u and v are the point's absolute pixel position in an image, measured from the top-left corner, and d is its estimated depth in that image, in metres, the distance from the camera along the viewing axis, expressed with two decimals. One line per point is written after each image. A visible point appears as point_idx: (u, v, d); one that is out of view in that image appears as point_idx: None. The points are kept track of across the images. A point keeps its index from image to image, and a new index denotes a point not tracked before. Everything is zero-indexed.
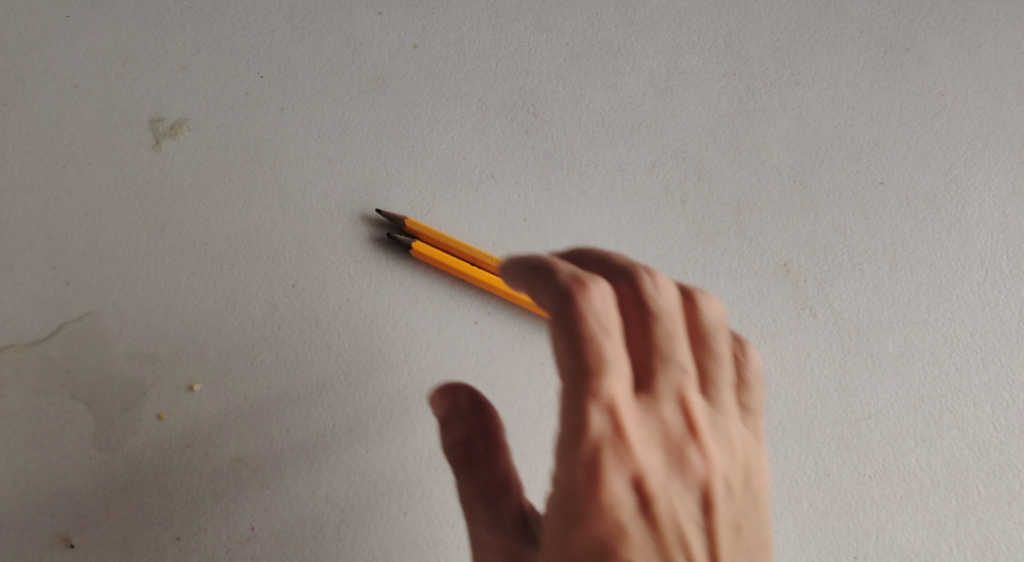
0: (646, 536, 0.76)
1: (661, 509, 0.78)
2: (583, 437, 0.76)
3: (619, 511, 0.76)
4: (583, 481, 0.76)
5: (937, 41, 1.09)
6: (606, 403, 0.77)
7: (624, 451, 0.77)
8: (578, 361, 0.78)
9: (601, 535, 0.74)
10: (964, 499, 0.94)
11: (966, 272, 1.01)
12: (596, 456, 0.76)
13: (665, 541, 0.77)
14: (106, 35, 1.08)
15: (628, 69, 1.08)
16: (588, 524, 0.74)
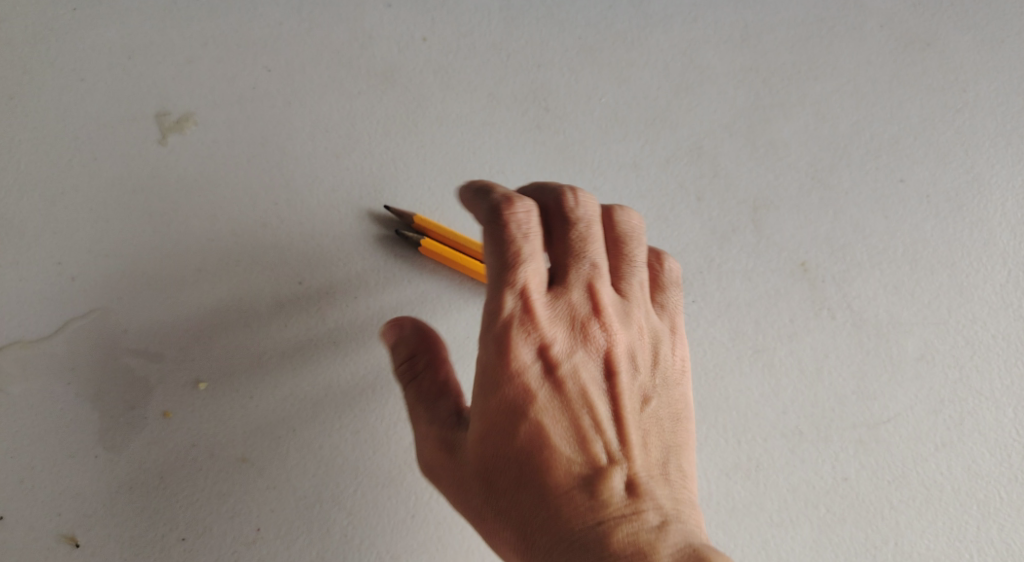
0: (556, 407, 0.84)
1: (570, 384, 0.85)
2: (496, 320, 0.84)
3: (528, 383, 0.83)
4: (496, 358, 0.84)
5: (959, 36, 1.06)
6: (517, 288, 0.85)
7: (534, 331, 0.85)
8: (494, 252, 0.85)
9: (512, 405, 0.83)
10: (985, 505, 0.94)
11: (987, 273, 1.00)
12: (508, 337, 0.84)
13: (576, 412, 0.84)
14: (112, 27, 1.05)
15: (643, 63, 1.06)
16: (500, 393, 0.83)
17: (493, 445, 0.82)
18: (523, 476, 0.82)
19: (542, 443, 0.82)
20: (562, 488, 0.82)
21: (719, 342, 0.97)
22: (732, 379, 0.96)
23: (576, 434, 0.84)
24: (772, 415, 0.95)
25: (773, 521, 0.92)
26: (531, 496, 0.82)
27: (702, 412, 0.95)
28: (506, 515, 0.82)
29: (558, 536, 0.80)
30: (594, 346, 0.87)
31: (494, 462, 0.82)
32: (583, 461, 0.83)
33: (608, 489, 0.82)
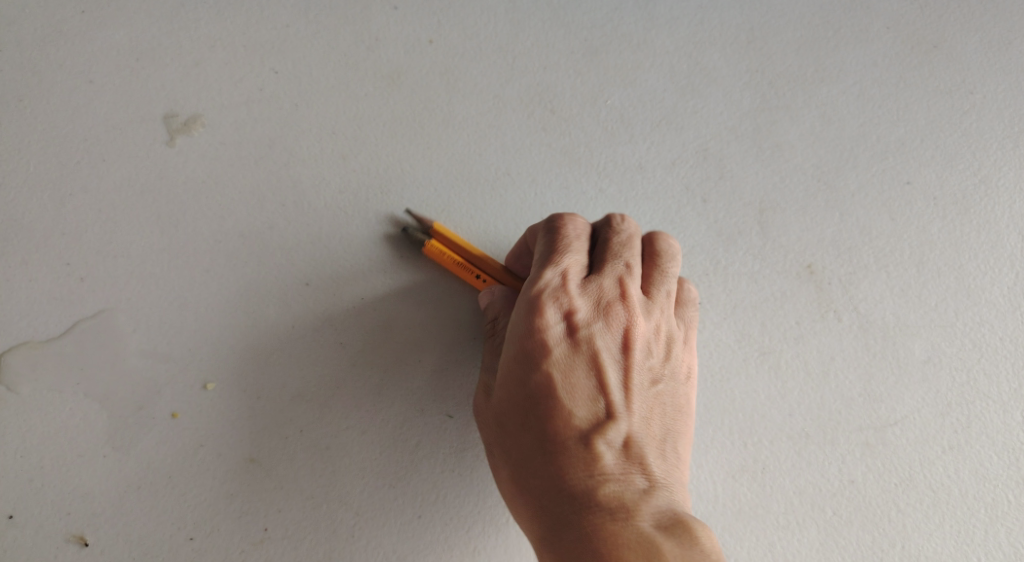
0: (570, 369, 0.88)
1: (586, 352, 0.89)
2: (531, 287, 0.89)
3: (547, 343, 0.88)
4: (524, 317, 0.88)
5: (967, 37, 1.05)
6: (558, 267, 0.91)
7: (564, 301, 0.89)
8: (546, 241, 0.92)
9: (529, 357, 0.87)
10: (992, 509, 0.94)
11: (995, 275, 0.99)
12: (538, 302, 0.88)
13: (587, 377, 0.88)
14: (119, 28, 1.04)
15: (649, 65, 1.05)
16: (521, 346, 0.88)
17: (509, 392, 0.87)
18: (527, 423, 0.86)
19: (549, 398, 0.86)
20: (561, 439, 0.85)
21: (725, 344, 0.97)
22: (738, 381, 0.96)
23: (585, 397, 0.87)
24: (778, 417, 0.96)
25: (779, 523, 0.93)
26: (532, 442, 0.86)
27: (708, 414, 0.95)
28: (509, 458, 0.87)
29: (547, 481, 0.85)
30: (615, 324, 0.90)
31: (508, 407, 0.87)
32: (586, 420, 0.87)
33: (602, 450, 0.86)
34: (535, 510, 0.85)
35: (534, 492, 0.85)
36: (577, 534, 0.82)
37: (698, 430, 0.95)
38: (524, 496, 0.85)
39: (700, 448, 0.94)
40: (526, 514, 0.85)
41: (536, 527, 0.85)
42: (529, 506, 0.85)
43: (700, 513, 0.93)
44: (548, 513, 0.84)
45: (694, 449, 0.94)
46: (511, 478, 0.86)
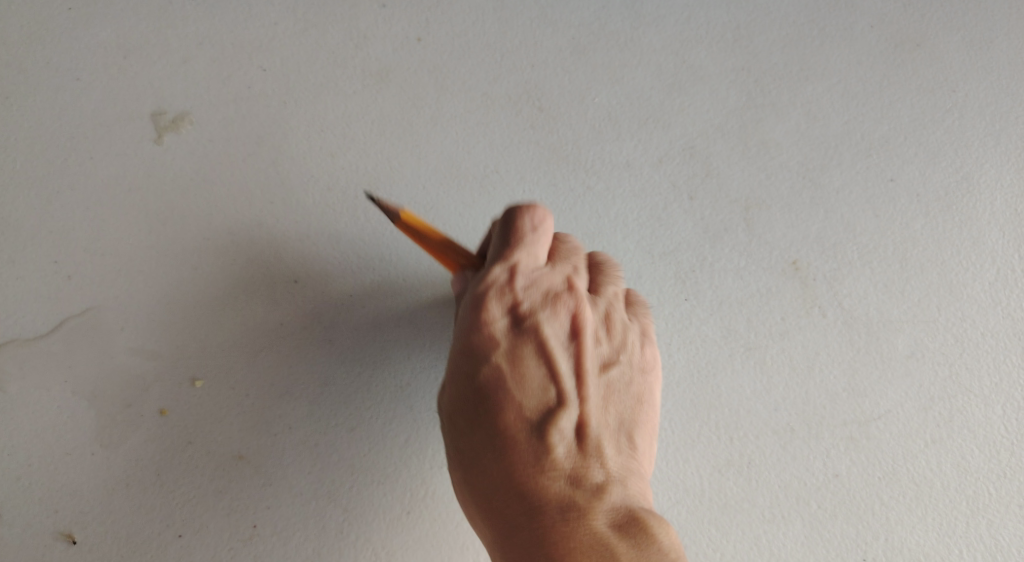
0: (519, 365, 0.90)
1: (535, 347, 0.91)
2: (478, 282, 0.90)
3: (494, 340, 0.89)
4: (470, 312, 0.90)
5: (950, 35, 1.06)
6: (507, 260, 0.91)
7: (510, 294, 0.91)
8: (498, 233, 0.92)
9: (476, 355, 0.89)
10: (973, 501, 0.95)
11: (977, 272, 1.00)
12: (483, 296, 0.90)
13: (535, 372, 0.90)
14: (107, 26, 1.04)
15: (636, 63, 1.06)
16: (466, 343, 0.89)
17: (459, 389, 0.89)
18: (478, 421, 0.88)
19: (499, 394, 0.88)
20: (513, 438, 0.88)
21: (712, 339, 0.98)
22: (724, 376, 0.97)
23: (534, 393, 0.90)
24: (764, 412, 0.97)
25: (764, 517, 0.95)
26: (484, 438, 0.88)
27: (695, 410, 0.97)
28: (460, 456, 0.88)
29: (500, 480, 0.86)
30: (561, 317, 0.93)
31: (457, 404, 0.89)
32: (537, 417, 0.89)
33: (554, 444, 0.88)
34: (487, 508, 0.87)
35: (486, 490, 0.87)
36: (529, 530, 0.85)
37: (685, 425, 0.96)
38: (477, 495, 0.87)
39: (686, 444, 0.96)
40: (478, 511, 0.87)
41: (488, 524, 0.86)
42: (482, 505, 0.87)
43: (687, 507, 0.95)
44: (501, 510, 0.86)
45: (681, 445, 0.96)
46: (464, 478, 0.88)
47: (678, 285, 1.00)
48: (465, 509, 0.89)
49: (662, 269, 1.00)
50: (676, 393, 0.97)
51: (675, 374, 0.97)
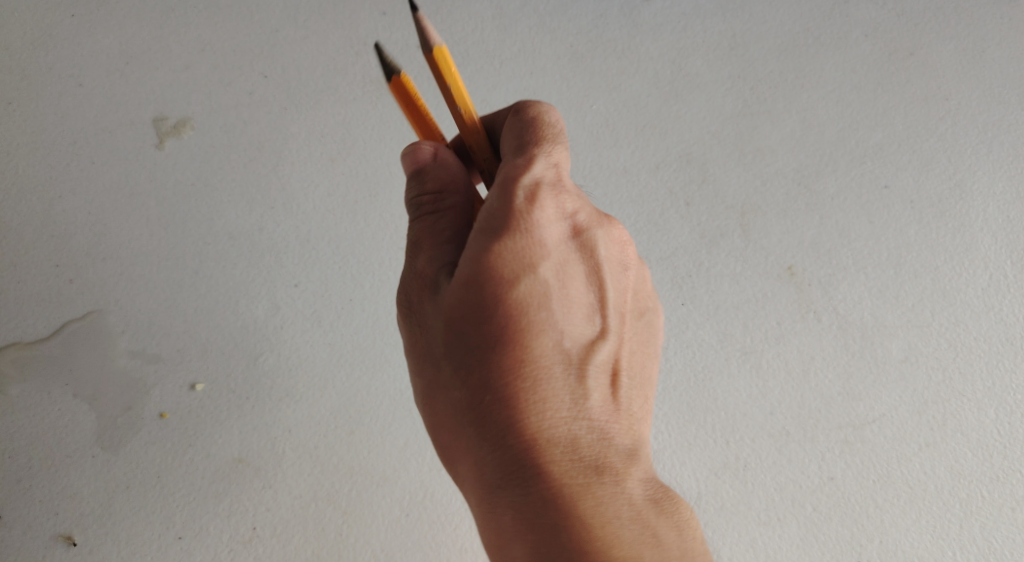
0: (565, 282, 0.77)
1: (580, 266, 0.78)
2: (525, 177, 0.77)
3: (543, 244, 0.76)
4: (515, 207, 0.76)
5: (943, 44, 1.07)
6: (554, 161, 0.79)
7: (560, 198, 0.78)
8: (535, 126, 0.81)
9: (516, 259, 0.75)
10: (967, 504, 0.96)
11: (970, 277, 1.00)
12: (531, 194, 0.77)
13: (579, 297, 0.77)
14: (109, 32, 1.05)
15: (633, 71, 1.07)
16: (505, 245, 0.75)
17: (487, 297, 0.75)
18: (508, 341, 0.75)
19: (541, 312, 0.76)
20: (550, 372, 0.76)
21: (708, 343, 1.00)
22: (720, 380, 0.99)
23: (575, 320, 0.77)
24: (759, 415, 0.98)
25: (760, 520, 0.96)
26: (518, 365, 0.75)
27: (691, 413, 0.98)
28: (474, 379, 0.75)
29: (529, 417, 0.75)
30: (609, 237, 0.80)
31: (480, 315, 0.75)
32: (576, 349, 0.77)
33: (596, 387, 0.77)
34: (502, 447, 0.75)
35: (507, 426, 0.75)
36: (557, 485, 0.74)
37: (681, 428, 0.98)
38: (492, 430, 0.75)
39: (683, 447, 0.97)
40: (488, 447, 0.75)
41: (502, 467, 0.75)
42: (494, 442, 0.75)
43: None
44: (520, 454, 0.75)
45: (677, 448, 0.97)
46: (472, 405, 0.75)
47: (675, 289, 1.01)
48: (459, 441, 0.76)
49: (659, 273, 1.01)
50: (673, 396, 0.98)
51: (671, 378, 0.99)
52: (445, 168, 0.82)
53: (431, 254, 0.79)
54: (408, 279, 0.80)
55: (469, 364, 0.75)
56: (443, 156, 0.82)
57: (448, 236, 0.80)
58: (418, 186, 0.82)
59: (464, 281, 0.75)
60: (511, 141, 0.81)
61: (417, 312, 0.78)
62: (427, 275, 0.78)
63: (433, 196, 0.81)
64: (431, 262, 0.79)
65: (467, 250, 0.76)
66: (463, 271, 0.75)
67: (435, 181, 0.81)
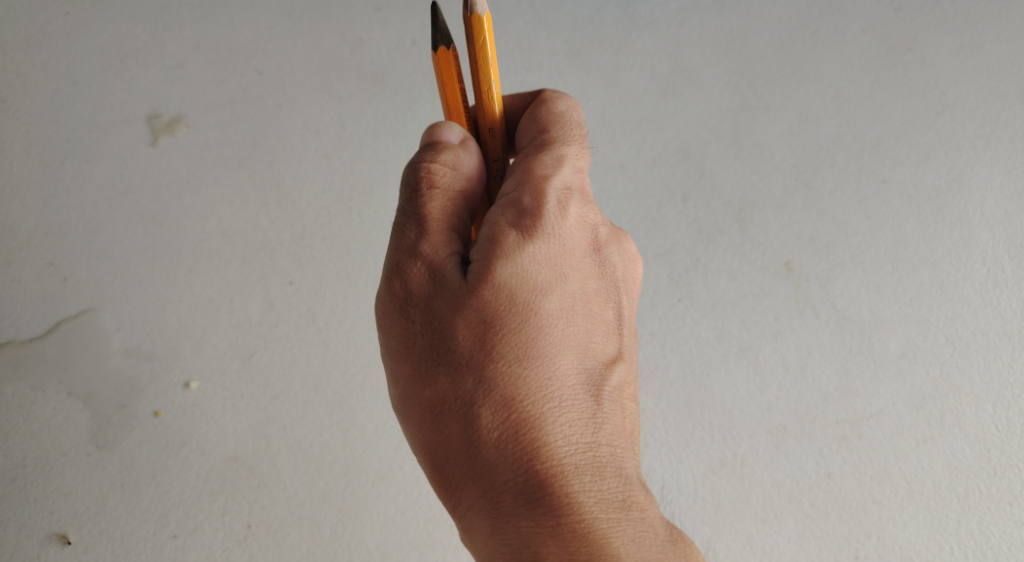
0: (588, 296, 0.68)
1: (605, 281, 0.69)
2: (554, 177, 0.69)
3: (568, 254, 0.67)
4: (545, 210, 0.67)
5: (939, 39, 1.06)
6: (580, 163, 0.71)
7: (588, 205, 0.69)
8: (557, 125, 0.72)
9: (542, 267, 0.66)
10: (965, 499, 0.95)
11: (967, 271, 1.00)
12: (561, 197, 0.68)
13: (604, 313, 0.68)
14: (104, 30, 1.05)
15: (629, 66, 1.06)
16: (529, 250, 0.66)
17: (508, 307, 0.65)
18: (530, 357, 0.65)
19: (564, 327, 0.66)
20: (574, 393, 0.66)
21: (706, 339, 0.99)
22: (718, 376, 0.98)
23: (600, 338, 0.67)
24: (757, 412, 0.97)
25: (758, 516, 0.95)
26: (537, 384, 0.65)
27: (688, 409, 0.98)
28: (487, 398, 0.65)
29: (549, 442, 0.65)
30: (630, 251, 0.71)
31: (498, 326, 0.65)
32: (602, 369, 0.67)
33: (621, 414, 0.67)
34: (514, 476, 0.65)
35: (524, 456, 0.65)
36: (574, 521, 0.65)
37: (678, 425, 0.97)
38: (505, 457, 0.65)
39: (680, 443, 0.97)
40: (500, 476, 0.65)
41: (510, 500, 0.65)
42: (509, 472, 0.65)
43: (681, 506, 0.96)
44: (538, 487, 0.65)
45: (674, 444, 0.97)
46: (482, 429, 0.65)
47: (672, 286, 1.00)
48: (464, 468, 0.65)
49: (656, 269, 1.01)
50: (670, 393, 0.98)
51: (669, 374, 0.98)
52: (471, 155, 0.71)
53: (432, 241, 0.67)
54: (399, 271, 0.66)
55: (482, 380, 0.65)
56: (472, 146, 0.72)
57: (451, 222, 0.68)
58: (431, 155, 0.69)
59: (484, 285, 0.65)
60: (528, 139, 0.73)
61: (413, 315, 0.66)
62: (428, 270, 0.66)
63: (447, 171, 0.69)
64: (436, 252, 0.66)
65: (485, 253, 0.66)
66: (484, 272, 0.65)
67: (454, 157, 0.70)
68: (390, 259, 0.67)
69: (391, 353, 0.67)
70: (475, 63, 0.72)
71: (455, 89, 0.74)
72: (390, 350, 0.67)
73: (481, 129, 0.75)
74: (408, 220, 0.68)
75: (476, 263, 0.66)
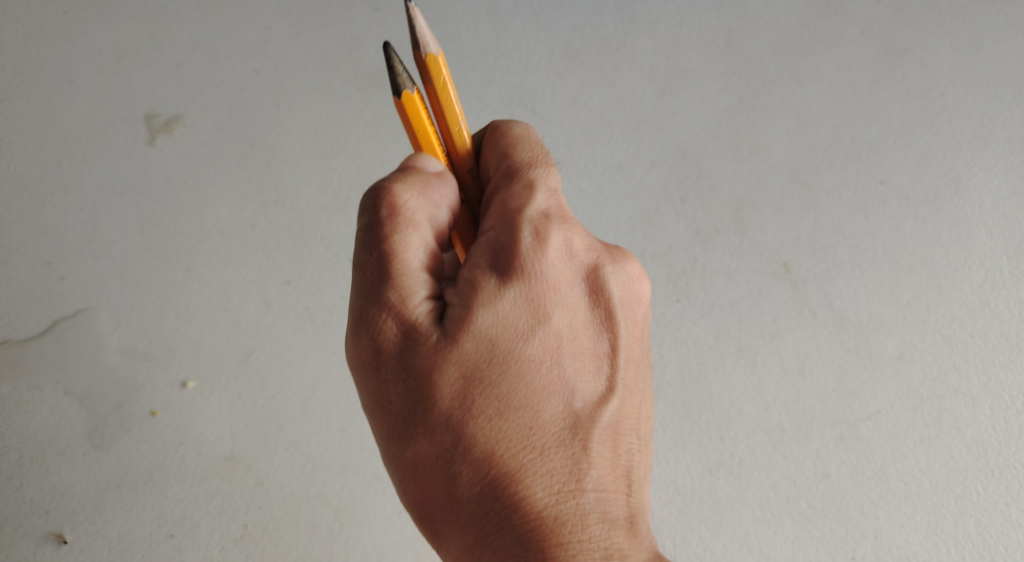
0: (574, 334, 0.67)
1: (592, 312, 0.68)
2: (529, 207, 0.68)
3: (552, 290, 0.66)
4: (522, 245, 0.66)
5: (938, 41, 1.06)
6: (553, 185, 0.70)
7: (571, 234, 0.68)
8: (521, 148, 0.72)
9: (523, 307, 0.65)
10: (963, 500, 0.95)
11: (965, 272, 1.00)
12: (541, 230, 0.67)
13: (591, 348, 0.67)
14: (101, 29, 1.04)
15: (628, 67, 1.06)
16: (510, 292, 0.65)
17: (489, 353, 0.65)
18: (512, 404, 0.65)
19: (547, 370, 0.66)
20: (558, 439, 0.65)
21: (703, 340, 0.99)
22: (715, 377, 0.98)
23: (586, 376, 0.67)
24: (754, 412, 0.98)
25: (755, 516, 0.96)
26: (519, 431, 0.65)
27: (685, 410, 0.98)
28: (469, 450, 0.64)
29: (532, 491, 0.65)
30: (627, 272, 0.70)
31: (479, 373, 0.64)
32: (588, 409, 0.66)
33: (607, 452, 0.66)
34: (497, 530, 0.64)
35: (507, 510, 0.64)
36: None
37: (676, 425, 0.97)
38: (487, 511, 0.64)
39: (678, 444, 0.97)
40: (485, 528, 0.64)
41: (494, 553, 0.64)
42: (493, 525, 0.64)
43: (678, 507, 0.96)
44: (523, 539, 0.64)
45: (672, 445, 0.97)
46: (465, 483, 0.64)
47: (670, 286, 1.00)
48: (450, 522, 0.65)
49: (654, 269, 1.01)
50: (667, 394, 0.98)
51: (666, 374, 0.98)
52: (445, 185, 0.68)
53: (405, 277, 0.65)
54: (373, 320, 0.64)
55: (464, 432, 0.64)
56: (449, 175, 0.69)
57: (431, 259, 0.67)
58: (401, 178, 0.67)
59: (464, 334, 0.64)
60: (493, 165, 0.73)
61: (390, 370, 0.65)
62: (404, 317, 0.64)
63: (420, 195, 0.67)
64: (414, 296, 0.65)
65: (465, 299, 0.65)
66: (463, 318, 0.64)
67: (426, 182, 0.67)
68: (361, 305, 0.65)
69: (373, 407, 0.66)
70: (437, 103, 0.72)
71: (428, 131, 0.72)
72: (369, 405, 0.66)
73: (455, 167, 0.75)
74: (378, 252, 0.65)
75: (454, 307, 0.65)
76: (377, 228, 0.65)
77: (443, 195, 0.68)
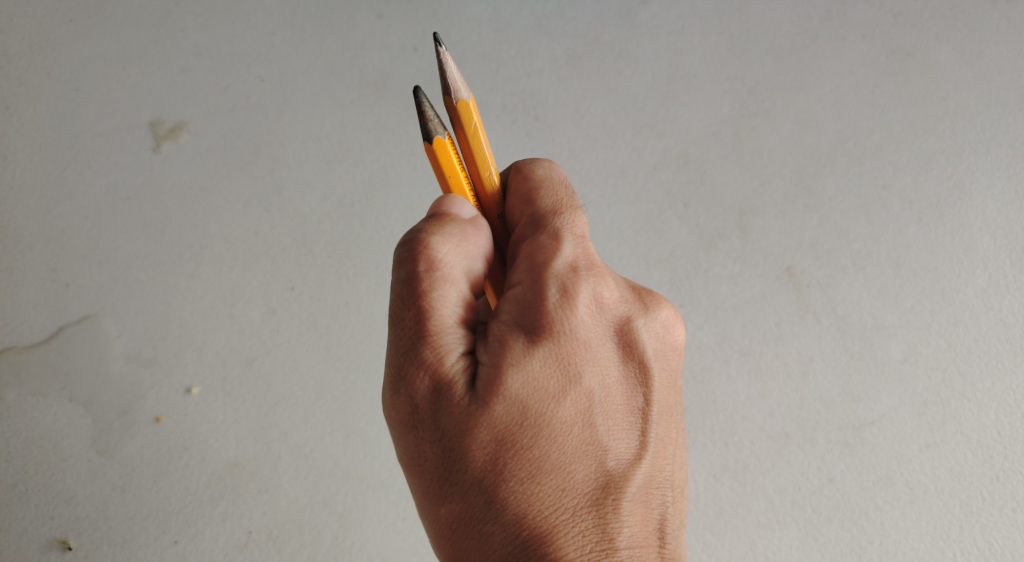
0: (607, 391, 0.67)
1: (625, 368, 0.68)
2: (556, 260, 0.68)
3: (582, 346, 0.66)
4: (550, 302, 0.66)
5: (940, 45, 1.05)
6: (579, 232, 0.70)
7: (599, 288, 0.68)
8: (546, 192, 0.72)
9: (553, 368, 0.66)
10: (968, 505, 0.95)
11: (968, 277, 1.00)
12: (569, 286, 0.67)
13: (624, 405, 0.67)
14: (107, 37, 1.04)
15: (630, 72, 1.06)
16: (541, 351, 0.65)
17: (521, 415, 0.65)
18: (545, 466, 0.65)
19: (577, 429, 0.65)
20: (590, 499, 0.65)
21: (707, 345, 0.99)
22: (719, 382, 0.98)
23: (619, 434, 0.66)
24: (758, 417, 0.98)
25: (760, 522, 0.96)
26: (552, 491, 0.64)
27: (690, 415, 0.98)
28: (502, 511, 0.64)
29: (564, 552, 0.64)
30: (657, 322, 0.69)
31: (511, 435, 0.64)
32: (621, 468, 0.66)
33: (640, 509, 0.66)
34: None
35: None
36: None
37: None
38: None
39: None
40: None
41: None
42: None
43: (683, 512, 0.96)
44: None
45: None
46: (498, 545, 0.64)
47: (674, 291, 1.00)
48: None
49: (657, 274, 1.01)
50: None
51: None
52: (478, 232, 0.69)
53: (442, 334, 0.65)
54: (407, 377, 0.65)
55: (496, 494, 0.64)
56: (483, 222, 0.70)
57: (466, 313, 0.67)
58: (436, 228, 0.67)
59: (493, 397, 0.64)
60: (518, 210, 0.73)
61: (424, 429, 0.65)
62: (437, 377, 0.65)
63: (457, 247, 0.67)
64: (447, 356, 0.65)
65: (496, 358, 0.65)
66: (494, 379, 0.64)
67: (462, 232, 0.68)
68: (396, 362, 0.65)
69: (408, 470, 0.66)
70: (466, 147, 0.73)
71: (459, 177, 0.73)
72: (405, 462, 0.66)
73: (483, 208, 0.75)
74: (417, 308, 0.65)
75: (485, 367, 0.65)
76: (415, 283, 0.65)
77: (479, 245, 0.69)
